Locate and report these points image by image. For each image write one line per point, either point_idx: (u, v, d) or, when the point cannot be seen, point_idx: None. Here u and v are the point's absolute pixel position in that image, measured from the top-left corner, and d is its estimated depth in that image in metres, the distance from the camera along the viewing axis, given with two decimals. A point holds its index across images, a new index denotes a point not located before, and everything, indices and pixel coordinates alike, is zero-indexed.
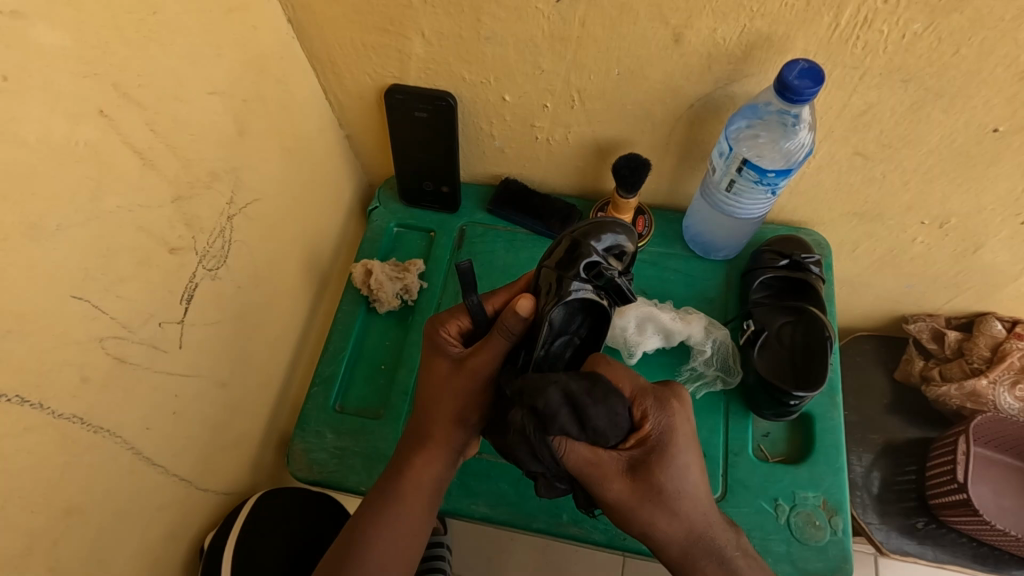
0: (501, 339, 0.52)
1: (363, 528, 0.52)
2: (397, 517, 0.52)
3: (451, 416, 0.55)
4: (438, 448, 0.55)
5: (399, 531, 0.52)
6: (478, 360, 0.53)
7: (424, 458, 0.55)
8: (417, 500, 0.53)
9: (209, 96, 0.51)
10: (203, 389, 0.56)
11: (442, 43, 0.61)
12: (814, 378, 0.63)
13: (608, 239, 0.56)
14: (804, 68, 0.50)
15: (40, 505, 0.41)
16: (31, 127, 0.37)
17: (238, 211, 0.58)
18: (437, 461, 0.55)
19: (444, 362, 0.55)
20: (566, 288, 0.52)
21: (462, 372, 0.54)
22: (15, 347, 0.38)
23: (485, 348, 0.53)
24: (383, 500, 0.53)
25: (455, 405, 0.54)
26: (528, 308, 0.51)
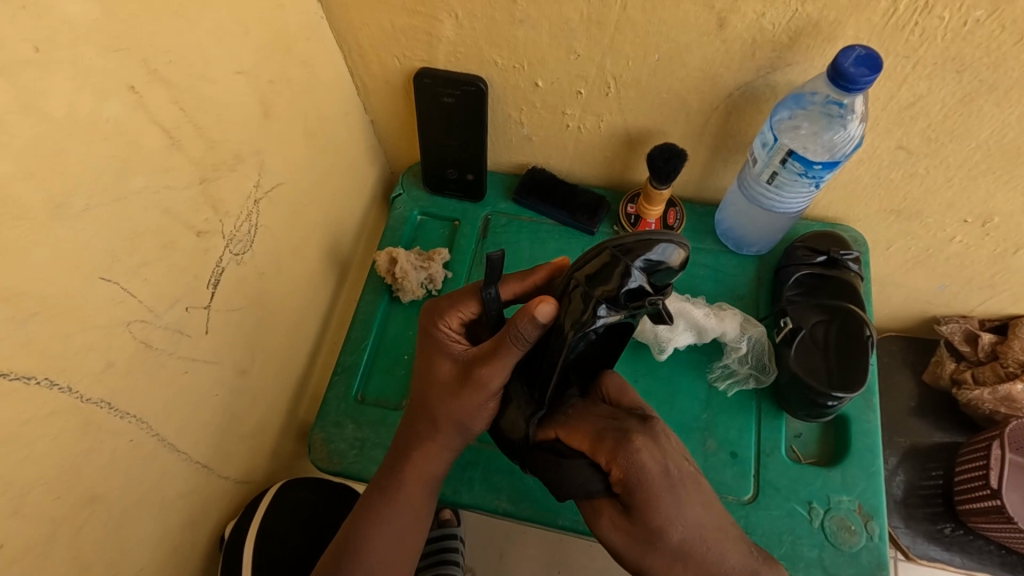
0: (514, 351, 0.49)
1: (362, 524, 0.54)
2: (403, 514, 0.54)
3: (455, 425, 0.54)
4: (439, 448, 0.55)
5: (406, 525, 0.55)
6: (487, 373, 0.51)
7: (425, 454, 0.55)
8: (420, 497, 0.55)
9: (236, 76, 0.50)
10: (225, 376, 0.55)
11: (475, 25, 0.59)
12: (853, 380, 0.61)
13: (658, 255, 0.46)
14: (861, 54, 0.48)
15: (64, 491, 0.40)
16: (60, 101, 0.35)
17: (263, 194, 0.57)
18: (444, 459, 0.56)
19: (446, 365, 0.54)
20: (591, 318, 0.47)
21: (466, 377, 0.52)
22: (42, 330, 0.36)
23: (496, 363, 0.50)
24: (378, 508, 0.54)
25: (460, 415, 0.53)
26: (548, 315, 0.47)
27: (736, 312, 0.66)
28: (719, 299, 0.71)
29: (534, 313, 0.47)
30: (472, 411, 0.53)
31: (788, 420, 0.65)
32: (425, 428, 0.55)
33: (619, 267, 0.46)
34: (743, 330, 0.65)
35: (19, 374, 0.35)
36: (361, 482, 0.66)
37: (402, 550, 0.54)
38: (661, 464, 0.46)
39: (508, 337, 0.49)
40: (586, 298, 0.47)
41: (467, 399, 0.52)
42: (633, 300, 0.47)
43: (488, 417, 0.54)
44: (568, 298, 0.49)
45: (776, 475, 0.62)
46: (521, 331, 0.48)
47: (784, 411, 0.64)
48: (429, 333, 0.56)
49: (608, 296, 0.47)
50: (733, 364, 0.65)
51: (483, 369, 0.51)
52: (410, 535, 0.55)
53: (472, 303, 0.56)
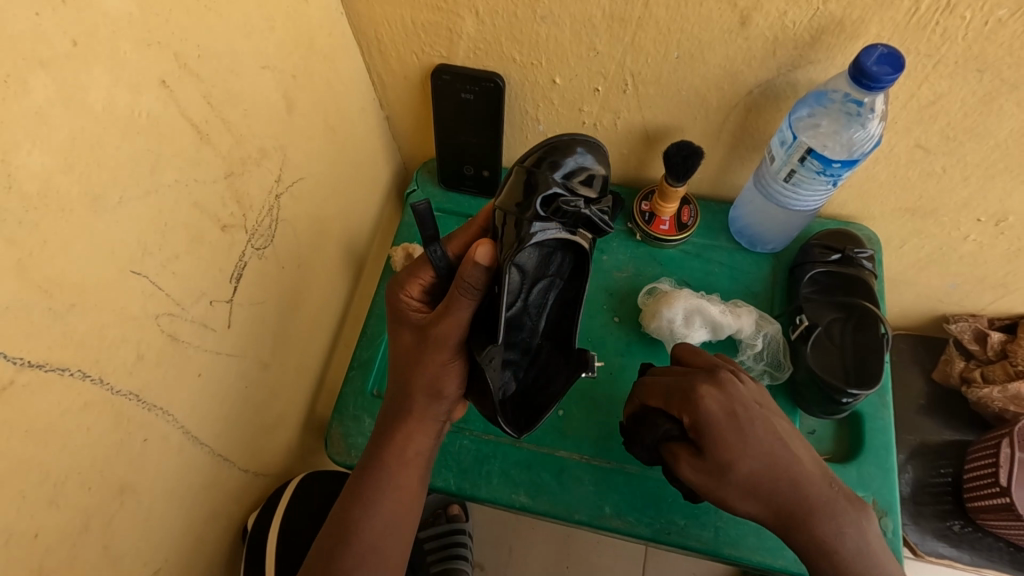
0: (464, 301, 0.49)
1: (347, 509, 0.53)
2: (382, 496, 0.53)
3: (428, 393, 0.55)
4: (421, 420, 0.56)
5: (390, 502, 0.54)
6: (444, 329, 0.51)
7: (410, 433, 0.55)
8: (402, 475, 0.55)
9: (262, 71, 0.50)
10: (247, 370, 0.55)
11: (496, 21, 0.59)
12: (869, 377, 0.62)
13: (569, 162, 0.53)
14: (883, 53, 0.48)
15: (96, 482, 0.40)
16: (97, 95, 0.36)
17: (285, 189, 0.57)
18: (423, 434, 0.56)
19: (407, 333, 0.55)
20: (523, 234, 0.49)
21: (430, 342, 0.52)
22: (77, 323, 0.37)
23: (451, 317, 0.50)
24: (358, 487, 0.54)
25: (428, 378, 0.54)
26: (487, 256, 0.47)
27: (752, 309, 0.67)
28: (733, 296, 0.72)
29: (473, 257, 0.47)
30: (436, 370, 0.53)
31: (803, 416, 0.65)
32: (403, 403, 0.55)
33: (537, 188, 0.50)
34: (759, 327, 0.66)
35: (54, 366, 0.36)
36: None
37: (387, 530, 0.53)
38: (719, 407, 0.50)
39: (457, 289, 0.48)
40: (518, 222, 0.49)
41: (436, 360, 0.52)
42: (556, 208, 0.49)
43: (454, 376, 0.54)
44: (499, 232, 0.51)
45: None
46: (466, 277, 0.47)
47: (799, 408, 0.65)
48: (393, 304, 0.56)
49: (534, 213, 0.49)
50: (748, 361, 0.66)
51: (438, 326, 0.51)
52: (398, 509, 0.54)
53: (429, 268, 0.55)
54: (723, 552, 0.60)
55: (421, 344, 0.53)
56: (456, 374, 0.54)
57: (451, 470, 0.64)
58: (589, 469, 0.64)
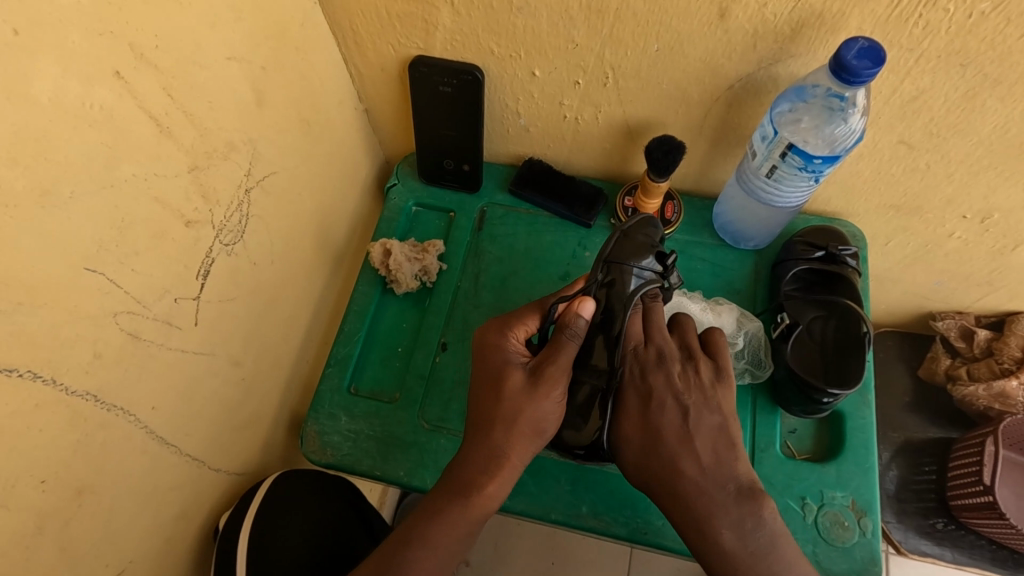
0: (572, 344, 0.52)
1: (409, 539, 0.50)
2: (452, 538, 0.50)
3: (530, 431, 0.51)
4: (511, 470, 0.51)
5: (455, 546, 0.50)
6: (554, 368, 0.51)
7: (496, 482, 0.51)
8: (478, 520, 0.51)
9: (228, 62, 0.49)
10: (216, 368, 0.54)
11: (472, 12, 0.58)
12: (848, 377, 0.61)
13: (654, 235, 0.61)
14: (862, 47, 0.47)
15: (52, 484, 0.39)
16: (43, 87, 0.34)
17: (255, 184, 0.56)
18: (508, 482, 0.52)
19: (516, 373, 0.52)
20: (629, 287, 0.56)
21: (540, 381, 0.51)
22: (25, 322, 0.36)
23: (560, 357, 0.51)
24: (436, 515, 0.51)
25: (535, 417, 0.51)
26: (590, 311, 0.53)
27: (732, 307, 0.66)
28: (715, 293, 0.71)
29: (581, 309, 0.53)
30: (545, 410, 0.51)
31: (784, 415, 0.64)
32: (500, 449, 0.51)
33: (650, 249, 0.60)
34: (739, 325, 0.65)
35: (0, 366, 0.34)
36: (353, 475, 0.66)
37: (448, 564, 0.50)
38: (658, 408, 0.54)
39: (564, 334, 0.52)
40: (618, 277, 0.57)
41: (545, 397, 0.51)
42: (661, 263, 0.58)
43: (558, 416, 0.52)
44: (604, 283, 0.57)
45: (770, 471, 0.61)
46: (573, 323, 0.52)
47: (780, 407, 0.64)
48: (492, 343, 0.54)
49: (641, 265, 0.57)
50: (729, 359, 0.65)
51: (550, 362, 0.51)
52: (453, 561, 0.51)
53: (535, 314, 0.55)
54: None
55: (530, 386, 0.51)
56: (558, 417, 0.52)
57: (429, 469, 0.64)
58: (568, 469, 0.63)
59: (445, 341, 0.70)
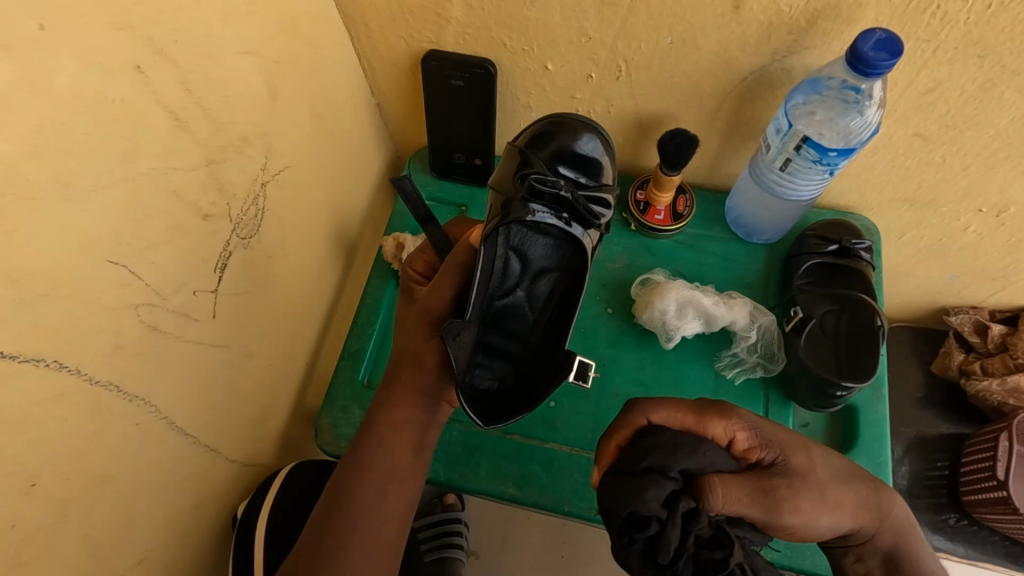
0: (449, 279, 0.55)
1: (332, 502, 0.52)
2: (370, 481, 0.53)
3: (411, 367, 0.55)
4: (401, 403, 0.55)
5: (373, 488, 0.53)
6: (428, 298, 0.55)
7: (389, 423, 0.55)
8: (384, 454, 0.54)
9: (243, 56, 0.49)
10: (232, 360, 0.55)
11: (484, 6, 0.58)
12: (862, 371, 0.61)
13: (586, 141, 0.60)
14: (879, 38, 0.47)
15: (75, 472, 0.40)
16: (65, 81, 0.35)
17: (270, 177, 0.56)
18: (404, 412, 0.55)
19: (406, 296, 0.62)
20: (511, 209, 0.53)
21: (416, 315, 0.56)
22: (49, 314, 0.36)
23: (438, 283, 0.55)
24: (350, 465, 0.54)
25: (411, 356, 0.55)
26: (479, 236, 0.56)
27: (745, 300, 0.65)
28: (727, 287, 0.71)
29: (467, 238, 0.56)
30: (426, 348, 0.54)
31: (796, 409, 0.64)
32: (390, 387, 0.56)
33: (528, 167, 0.56)
34: (753, 319, 0.65)
35: (26, 356, 0.35)
36: None
37: (367, 516, 0.53)
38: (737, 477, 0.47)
39: (449, 261, 0.55)
40: (501, 202, 0.55)
41: (418, 334, 0.55)
42: (545, 190, 0.55)
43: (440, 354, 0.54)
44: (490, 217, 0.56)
45: None
46: (455, 253, 0.55)
47: (792, 400, 0.64)
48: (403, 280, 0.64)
49: (522, 196, 0.54)
50: (741, 353, 0.65)
51: (427, 301, 0.55)
52: (378, 494, 0.53)
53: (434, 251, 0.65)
54: None
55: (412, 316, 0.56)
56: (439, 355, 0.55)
57: (440, 461, 0.64)
58: (580, 461, 0.64)
59: None
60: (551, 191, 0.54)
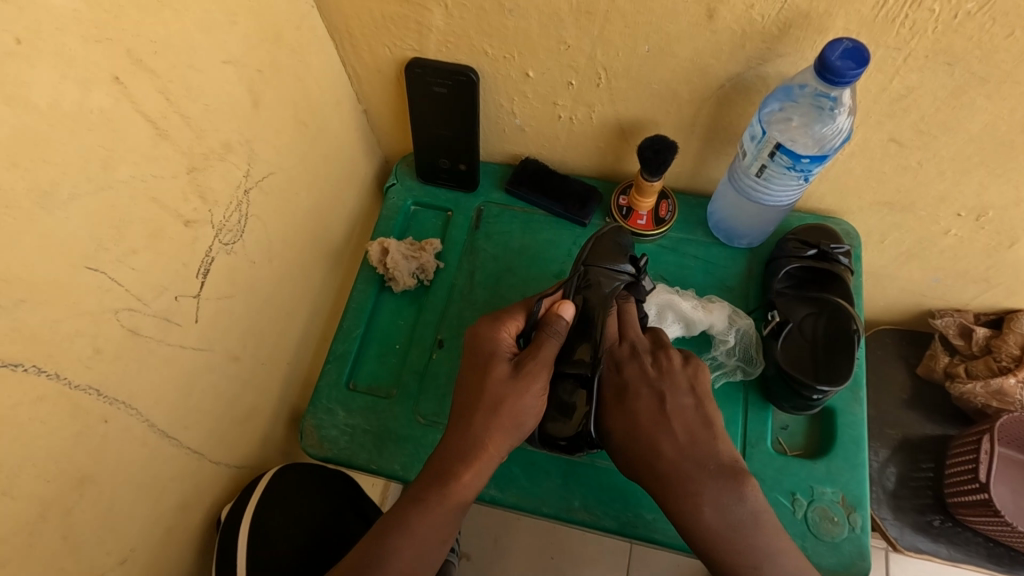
0: (554, 341, 0.56)
1: (395, 526, 0.52)
2: (430, 528, 0.52)
3: (509, 422, 0.54)
4: (484, 461, 0.54)
5: (431, 538, 0.52)
6: (537, 362, 0.55)
7: (472, 472, 0.53)
8: (455, 508, 0.53)
9: (223, 65, 0.50)
10: (216, 363, 0.56)
11: (464, 15, 0.59)
12: (837, 375, 0.61)
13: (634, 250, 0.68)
14: (847, 47, 0.47)
15: (56, 473, 0.41)
16: (42, 92, 0.35)
17: (253, 184, 0.57)
18: (484, 472, 0.54)
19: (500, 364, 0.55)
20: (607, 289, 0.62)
21: (522, 372, 0.55)
22: (27, 319, 0.37)
23: (544, 350, 0.55)
24: (421, 499, 0.53)
25: (515, 406, 0.54)
26: (571, 312, 0.58)
27: (724, 303, 0.66)
28: (708, 290, 0.71)
29: (561, 310, 0.58)
30: (527, 398, 0.54)
31: (775, 411, 0.65)
32: (473, 437, 0.54)
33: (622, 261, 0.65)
34: (731, 322, 0.66)
35: (6, 361, 0.36)
36: (351, 468, 0.67)
37: (420, 559, 0.51)
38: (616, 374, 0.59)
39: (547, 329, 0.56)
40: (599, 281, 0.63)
41: (526, 387, 0.54)
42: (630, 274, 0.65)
43: (538, 409, 0.55)
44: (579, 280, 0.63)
45: (760, 465, 0.62)
46: (555, 322, 0.57)
47: (770, 403, 0.65)
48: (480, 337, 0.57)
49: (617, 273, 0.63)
50: (721, 356, 0.66)
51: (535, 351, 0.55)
52: (432, 549, 0.52)
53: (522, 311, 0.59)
54: (689, 546, 0.61)
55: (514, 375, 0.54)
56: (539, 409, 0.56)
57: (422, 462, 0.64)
58: (560, 463, 0.64)
59: (440, 337, 0.71)
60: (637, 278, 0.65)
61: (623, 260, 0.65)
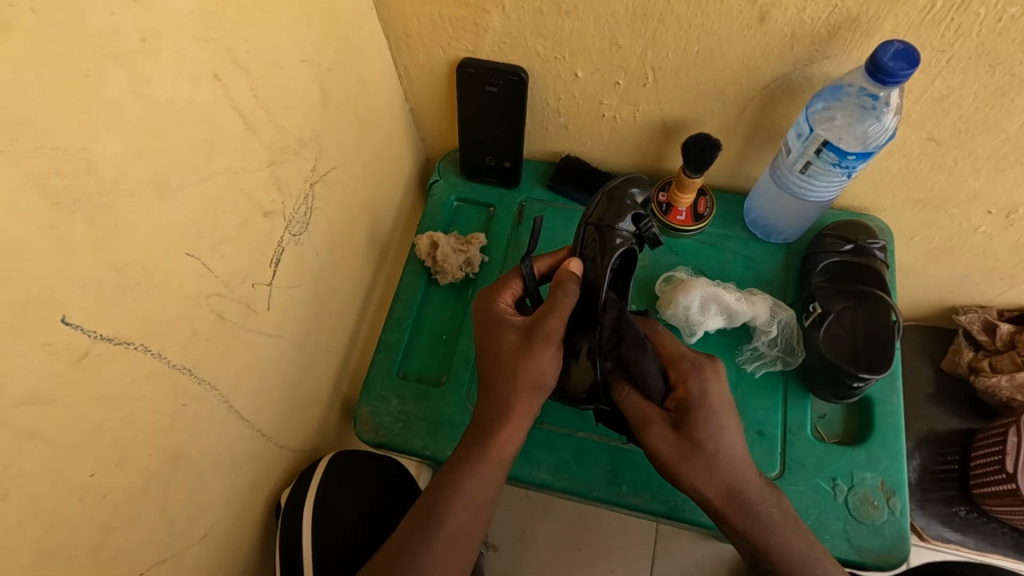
0: (570, 300, 0.55)
1: (445, 493, 0.54)
2: (478, 488, 0.54)
3: (530, 384, 0.56)
4: (521, 418, 0.56)
5: (478, 502, 0.54)
6: (553, 326, 0.55)
7: (509, 431, 0.56)
8: (498, 467, 0.55)
9: (300, 64, 0.53)
10: (284, 350, 0.58)
11: (521, 16, 0.61)
12: (878, 364, 0.65)
13: (641, 193, 0.64)
14: (899, 49, 0.50)
15: (157, 448, 0.43)
16: (161, 88, 0.38)
17: (319, 178, 0.60)
18: (520, 430, 0.57)
19: (509, 334, 0.56)
20: (611, 243, 0.59)
21: (536, 338, 0.55)
22: (140, 301, 0.39)
23: (556, 313, 0.55)
24: (465, 464, 0.55)
25: (534, 371, 0.55)
26: (578, 267, 0.58)
27: (765, 296, 0.69)
28: (747, 284, 0.74)
29: (569, 266, 0.58)
30: (544, 362, 0.55)
31: (814, 401, 0.67)
32: (505, 401, 0.56)
33: (625, 204, 0.62)
34: (772, 314, 0.68)
35: (123, 339, 0.38)
36: (405, 454, 0.70)
37: (473, 519, 0.54)
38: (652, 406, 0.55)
39: (561, 289, 0.55)
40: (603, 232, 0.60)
41: (540, 353, 0.55)
42: (638, 222, 0.61)
43: (556, 369, 0.57)
44: (587, 240, 0.61)
45: (801, 452, 0.65)
46: (563, 276, 0.56)
47: (811, 393, 0.67)
48: (486, 310, 0.59)
49: (622, 222, 0.60)
50: (761, 347, 0.68)
51: (546, 321, 0.55)
52: (482, 509, 0.54)
53: (517, 278, 0.61)
54: None
55: (527, 341, 0.55)
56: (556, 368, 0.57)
57: None
58: (608, 449, 0.67)
59: None
60: (643, 231, 0.61)
61: (625, 217, 0.61)
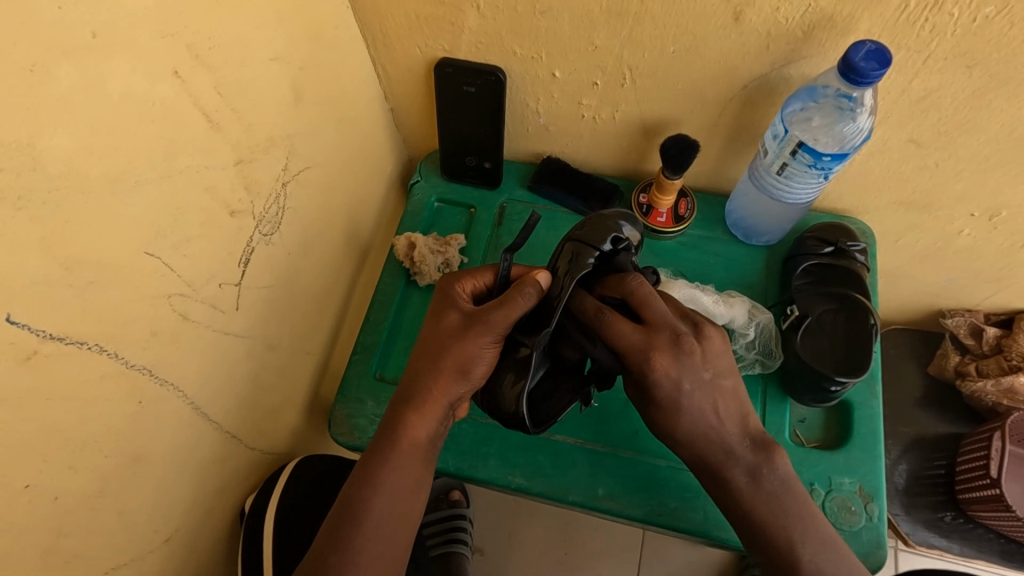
0: (520, 301, 0.53)
1: (359, 488, 0.53)
2: (393, 480, 0.53)
3: (454, 369, 0.54)
4: (435, 407, 0.55)
5: (392, 495, 0.53)
6: (495, 317, 0.53)
7: (421, 418, 0.55)
8: (412, 457, 0.55)
9: (270, 62, 0.52)
10: (254, 351, 0.58)
11: (497, 16, 0.61)
12: (857, 366, 0.63)
13: (630, 227, 0.59)
14: (872, 49, 0.49)
15: (114, 449, 0.42)
16: (115, 84, 0.37)
17: (292, 177, 0.59)
18: (436, 419, 0.56)
19: (452, 315, 0.56)
20: (584, 263, 0.54)
21: (471, 326, 0.54)
22: (94, 300, 0.39)
23: (504, 310, 0.53)
24: (382, 456, 0.54)
25: (458, 359, 0.54)
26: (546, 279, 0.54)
27: (744, 299, 0.68)
28: (728, 287, 0.73)
29: (535, 275, 0.54)
30: (473, 353, 0.54)
31: (794, 404, 0.67)
32: (423, 388, 0.55)
33: (611, 227, 0.57)
34: (751, 317, 0.68)
35: (75, 339, 0.38)
36: None
37: (391, 512, 0.53)
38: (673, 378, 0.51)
39: (516, 290, 0.53)
40: (579, 253, 0.55)
41: (471, 342, 0.53)
42: (618, 247, 0.57)
43: (488, 363, 0.55)
44: (564, 256, 0.56)
45: None
46: (524, 282, 0.53)
47: (789, 396, 0.66)
48: (445, 289, 0.58)
49: (600, 246, 0.55)
50: (740, 349, 0.68)
51: (488, 312, 0.53)
52: (399, 504, 0.54)
53: (487, 272, 0.59)
54: (712, 534, 0.62)
55: (464, 327, 0.54)
56: (489, 362, 0.55)
57: (450, 451, 0.66)
58: (585, 453, 0.66)
59: None
60: (620, 257, 0.57)
61: (610, 241, 0.56)
